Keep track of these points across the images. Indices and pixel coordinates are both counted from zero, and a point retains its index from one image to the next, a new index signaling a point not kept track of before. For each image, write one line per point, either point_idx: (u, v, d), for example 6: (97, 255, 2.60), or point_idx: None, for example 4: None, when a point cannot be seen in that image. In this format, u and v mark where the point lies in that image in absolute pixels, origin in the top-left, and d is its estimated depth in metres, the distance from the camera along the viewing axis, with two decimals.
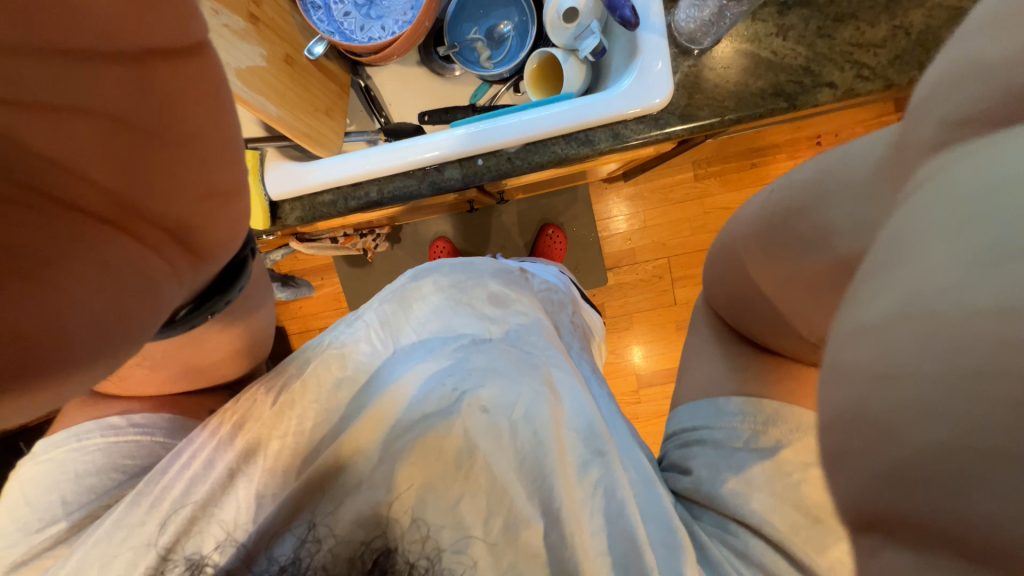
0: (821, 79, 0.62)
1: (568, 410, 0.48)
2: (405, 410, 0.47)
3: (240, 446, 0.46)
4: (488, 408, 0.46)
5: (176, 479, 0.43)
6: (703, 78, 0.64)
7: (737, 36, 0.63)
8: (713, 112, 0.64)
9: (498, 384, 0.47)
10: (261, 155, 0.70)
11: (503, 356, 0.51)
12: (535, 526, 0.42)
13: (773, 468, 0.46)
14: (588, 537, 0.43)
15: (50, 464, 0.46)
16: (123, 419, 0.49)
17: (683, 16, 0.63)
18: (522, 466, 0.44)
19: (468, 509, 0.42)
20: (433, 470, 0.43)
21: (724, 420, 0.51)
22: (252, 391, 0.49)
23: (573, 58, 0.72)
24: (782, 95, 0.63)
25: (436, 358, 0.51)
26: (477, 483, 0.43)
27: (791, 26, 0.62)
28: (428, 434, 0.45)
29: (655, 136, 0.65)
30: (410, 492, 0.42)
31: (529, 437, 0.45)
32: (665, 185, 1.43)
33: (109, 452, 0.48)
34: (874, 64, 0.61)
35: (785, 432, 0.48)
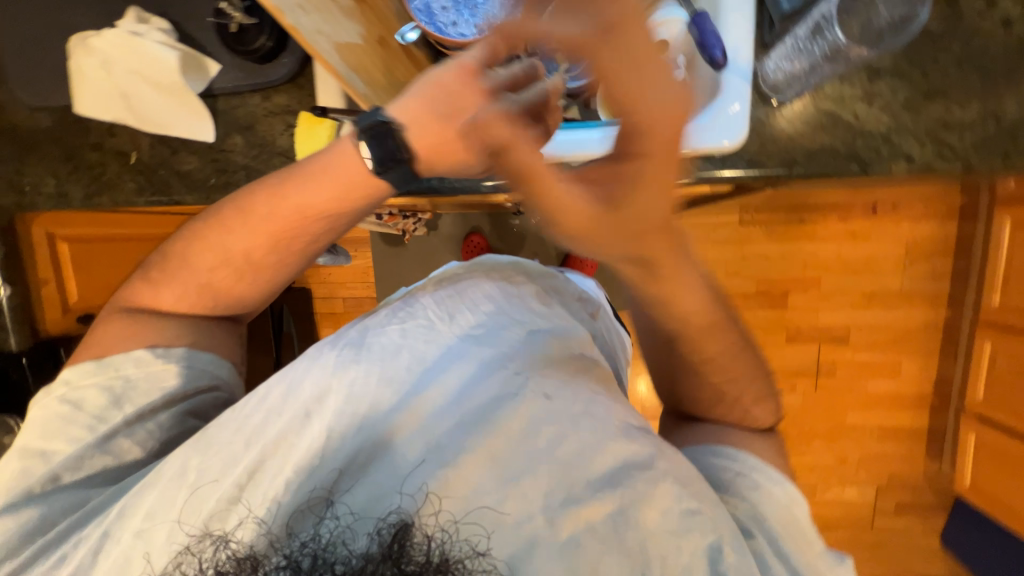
0: (899, 150, 0.62)
1: (620, 411, 0.49)
2: (467, 383, 0.47)
3: (296, 399, 0.47)
4: (551, 395, 0.47)
5: (258, 409, 0.47)
6: (778, 128, 0.64)
7: (823, 93, 0.62)
8: (781, 164, 0.64)
9: (559, 376, 0.48)
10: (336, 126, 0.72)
11: (556, 348, 0.53)
12: (596, 504, 0.42)
13: (768, 498, 0.52)
14: (655, 523, 0.42)
15: (92, 388, 0.53)
16: (153, 351, 0.56)
17: (772, 65, 0.63)
18: (582, 453, 0.44)
19: (529, 485, 0.42)
20: (499, 445, 0.44)
21: (715, 460, 0.56)
22: (310, 352, 0.52)
23: None
24: (855, 159, 0.63)
25: (498, 341, 0.51)
26: (539, 463, 0.43)
27: (879, 93, 0.62)
28: (493, 411, 0.46)
29: (719, 176, 0.66)
30: (477, 463, 0.43)
31: (590, 430, 0.45)
32: (706, 227, 1.50)
33: (148, 379, 0.55)
34: (957, 146, 0.60)
35: (765, 474, 0.54)
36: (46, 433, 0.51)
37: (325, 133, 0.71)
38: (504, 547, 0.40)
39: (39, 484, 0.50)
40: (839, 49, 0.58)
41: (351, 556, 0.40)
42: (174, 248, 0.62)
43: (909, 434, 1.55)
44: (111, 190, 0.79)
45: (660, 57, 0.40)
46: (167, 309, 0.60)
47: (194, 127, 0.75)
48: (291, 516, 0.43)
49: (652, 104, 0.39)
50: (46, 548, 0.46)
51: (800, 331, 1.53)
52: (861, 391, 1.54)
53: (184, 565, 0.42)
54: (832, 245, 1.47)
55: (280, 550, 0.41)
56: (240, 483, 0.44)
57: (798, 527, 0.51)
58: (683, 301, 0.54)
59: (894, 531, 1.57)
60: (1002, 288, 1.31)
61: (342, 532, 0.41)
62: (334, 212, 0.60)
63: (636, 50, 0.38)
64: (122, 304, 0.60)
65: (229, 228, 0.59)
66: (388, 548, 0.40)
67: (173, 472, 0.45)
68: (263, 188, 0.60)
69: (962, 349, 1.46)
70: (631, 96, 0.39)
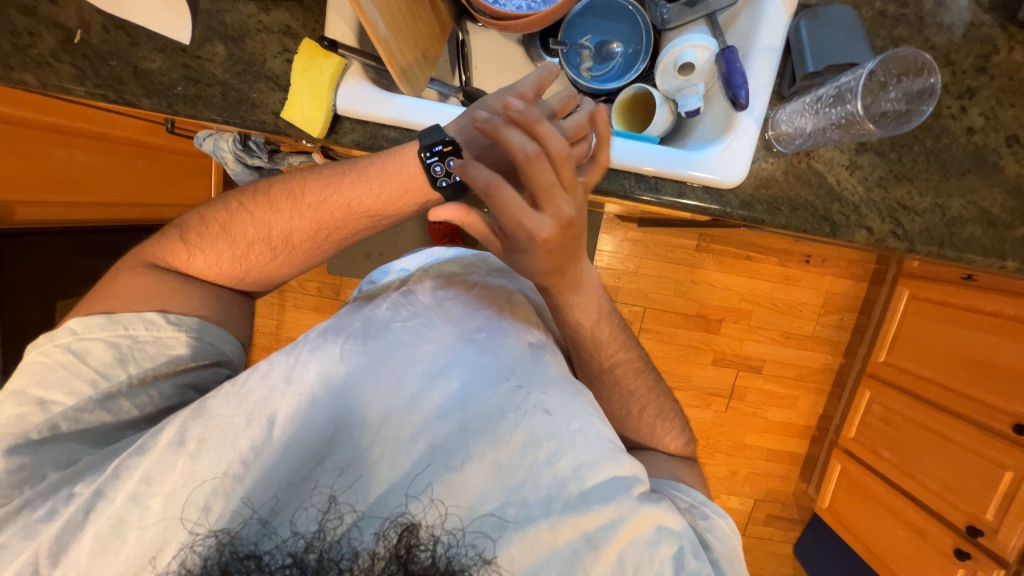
0: (864, 221, 0.68)
1: (609, 429, 0.55)
2: (470, 393, 0.53)
3: (301, 383, 0.52)
4: (550, 410, 0.53)
5: (259, 385, 0.51)
6: (772, 176, 0.68)
7: (819, 156, 0.68)
8: (767, 211, 0.68)
9: (556, 393, 0.54)
10: (344, 66, 0.66)
11: (553, 366, 0.58)
12: (590, 515, 0.49)
13: (724, 527, 0.57)
14: (631, 536, 0.49)
15: (100, 343, 0.55)
16: (160, 316, 0.58)
17: (783, 117, 0.68)
18: (576, 469, 0.50)
19: (529, 492, 0.49)
20: (502, 454, 0.50)
21: (671, 487, 0.61)
22: (311, 338, 0.55)
23: (668, 106, 0.75)
24: (828, 222, 0.68)
25: (501, 354, 0.57)
26: (539, 474, 0.50)
27: (861, 166, 0.68)
28: (497, 421, 0.51)
29: (713, 209, 0.68)
30: (481, 470, 0.49)
31: (586, 446, 0.52)
32: (667, 245, 1.58)
33: (156, 344, 0.57)
34: (908, 227, 0.68)
35: (713, 509, 0.58)
36: (47, 381, 0.52)
37: (329, 70, 0.65)
38: (508, 554, 0.47)
39: (37, 431, 0.51)
40: (853, 119, 0.64)
41: (360, 550, 0.45)
42: (214, 214, 0.63)
43: (791, 458, 1.77)
44: (39, 67, 0.65)
45: (551, 193, 0.48)
46: (199, 273, 0.63)
47: (168, 21, 0.65)
48: (304, 510, 0.47)
49: (522, 220, 0.48)
50: (33, 500, 0.48)
51: (725, 355, 1.68)
52: (763, 416, 1.73)
53: (188, 559, 0.45)
54: (768, 285, 1.63)
55: (291, 539, 0.46)
56: (246, 460, 0.48)
57: (739, 555, 0.57)
58: (575, 314, 0.63)
59: (761, 538, 1.80)
60: (889, 347, 1.53)
61: (350, 528, 0.47)
62: (381, 215, 0.62)
63: (543, 181, 0.47)
64: (158, 260, 0.62)
65: (265, 210, 0.62)
66: (395, 549, 0.45)
67: (170, 438, 0.48)
68: (316, 180, 0.62)
69: (846, 393, 1.69)
70: (507, 216, 0.48)
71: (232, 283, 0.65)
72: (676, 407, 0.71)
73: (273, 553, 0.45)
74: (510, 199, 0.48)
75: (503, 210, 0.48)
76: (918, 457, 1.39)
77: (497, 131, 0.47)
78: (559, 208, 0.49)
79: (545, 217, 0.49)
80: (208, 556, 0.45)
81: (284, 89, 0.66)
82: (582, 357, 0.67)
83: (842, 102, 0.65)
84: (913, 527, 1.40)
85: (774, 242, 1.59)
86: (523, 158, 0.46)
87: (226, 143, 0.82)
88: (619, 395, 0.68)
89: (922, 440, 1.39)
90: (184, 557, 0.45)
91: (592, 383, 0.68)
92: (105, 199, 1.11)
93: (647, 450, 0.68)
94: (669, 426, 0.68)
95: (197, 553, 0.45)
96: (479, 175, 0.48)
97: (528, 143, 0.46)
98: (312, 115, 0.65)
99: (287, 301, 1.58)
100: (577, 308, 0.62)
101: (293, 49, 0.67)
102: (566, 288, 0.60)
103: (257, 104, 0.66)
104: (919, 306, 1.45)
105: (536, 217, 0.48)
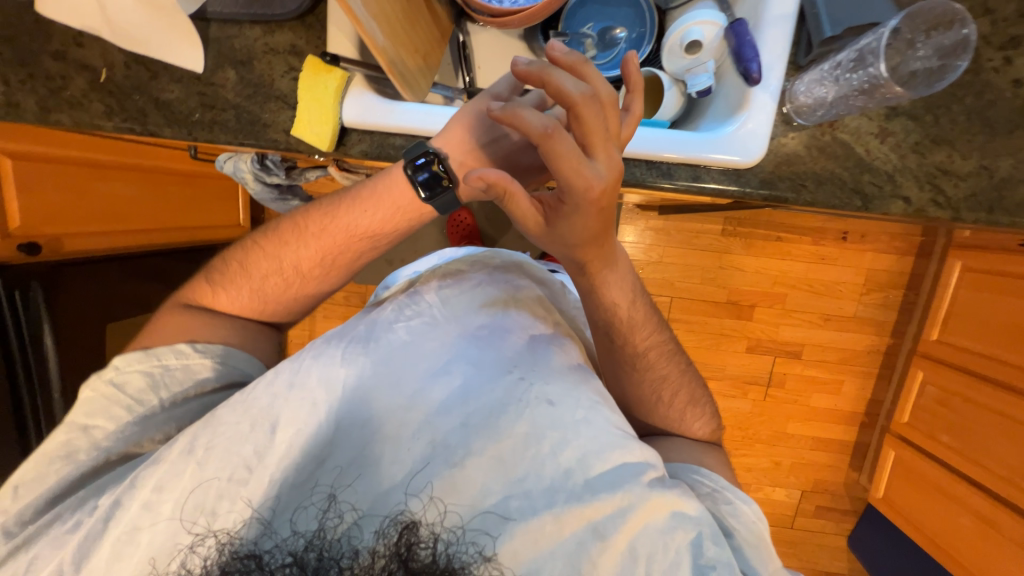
0: (899, 191, 0.63)
1: (618, 416, 0.54)
2: (470, 389, 0.53)
3: (304, 387, 0.53)
4: (553, 401, 0.52)
5: (264, 392, 0.52)
6: (793, 151, 0.65)
7: (843, 126, 0.64)
8: (791, 188, 0.65)
9: (561, 384, 0.54)
10: (348, 79, 0.67)
11: (558, 358, 0.57)
12: (596, 505, 0.48)
13: (754, 515, 0.56)
14: (640, 523, 0.48)
15: (136, 374, 0.58)
16: (189, 346, 0.61)
17: (801, 88, 0.64)
18: (580, 459, 0.50)
19: (532, 485, 0.49)
20: (505, 447, 0.50)
21: (690, 474, 0.59)
22: (314, 346, 0.57)
23: (677, 88, 0.72)
24: (859, 194, 0.64)
25: (502, 349, 0.56)
26: (543, 465, 0.49)
27: (892, 132, 0.64)
28: (498, 415, 0.51)
29: (731, 191, 0.65)
30: (482, 465, 0.49)
31: (591, 435, 0.51)
32: (691, 232, 1.54)
33: (186, 370, 0.60)
34: (951, 194, 0.63)
35: (738, 495, 0.56)
36: (90, 410, 0.55)
37: (333, 84, 0.66)
38: (509, 549, 0.47)
39: (82, 453, 0.54)
40: (877, 83, 0.59)
41: (360, 549, 0.47)
42: (231, 255, 0.67)
43: (838, 446, 1.68)
44: (71, 107, 0.69)
45: (604, 139, 0.47)
46: (222, 308, 0.66)
47: (180, 52, 0.68)
48: (305, 510, 0.48)
49: (580, 171, 0.47)
50: (62, 514, 0.50)
51: (760, 342, 1.61)
52: (806, 403, 1.65)
53: (189, 558, 0.47)
54: (803, 265, 1.55)
55: (291, 538, 0.47)
56: (250, 465, 0.49)
57: (767, 542, 0.55)
58: (610, 294, 0.61)
59: (811, 530, 1.72)
60: (942, 324, 1.43)
61: (351, 526, 0.48)
62: (382, 235, 0.64)
63: (593, 126, 0.47)
64: (186, 300, 0.66)
65: (272, 247, 0.65)
66: (395, 548, 0.47)
67: (181, 447, 0.50)
68: (317, 210, 0.65)
69: (896, 375, 1.59)
70: (562, 164, 0.46)
71: (255, 316, 0.68)
72: (705, 399, 0.68)
73: (272, 553, 0.47)
74: (566, 145, 0.46)
75: (559, 157, 0.46)
76: (977, 438, 1.30)
77: (547, 73, 0.46)
78: (610, 156, 0.48)
79: (599, 166, 0.48)
80: (209, 556, 0.47)
81: (293, 106, 0.68)
82: (604, 351, 0.65)
83: (863, 66, 0.60)
84: (979, 515, 1.30)
85: (806, 220, 1.51)
86: (573, 102, 0.46)
87: (245, 163, 0.86)
88: (644, 391, 0.66)
89: (982, 421, 1.29)
90: (184, 558, 0.47)
91: (619, 373, 0.66)
92: (144, 227, 1.18)
93: (672, 441, 0.66)
94: (698, 416, 0.66)
95: (200, 553, 0.47)
96: (532, 120, 0.46)
97: (580, 84, 0.46)
98: (320, 130, 0.66)
99: (317, 312, 1.64)
100: (614, 287, 0.61)
101: (299, 67, 0.68)
102: (602, 266, 0.58)
103: (268, 123, 0.68)
104: (973, 278, 1.34)
105: (592, 166, 0.47)
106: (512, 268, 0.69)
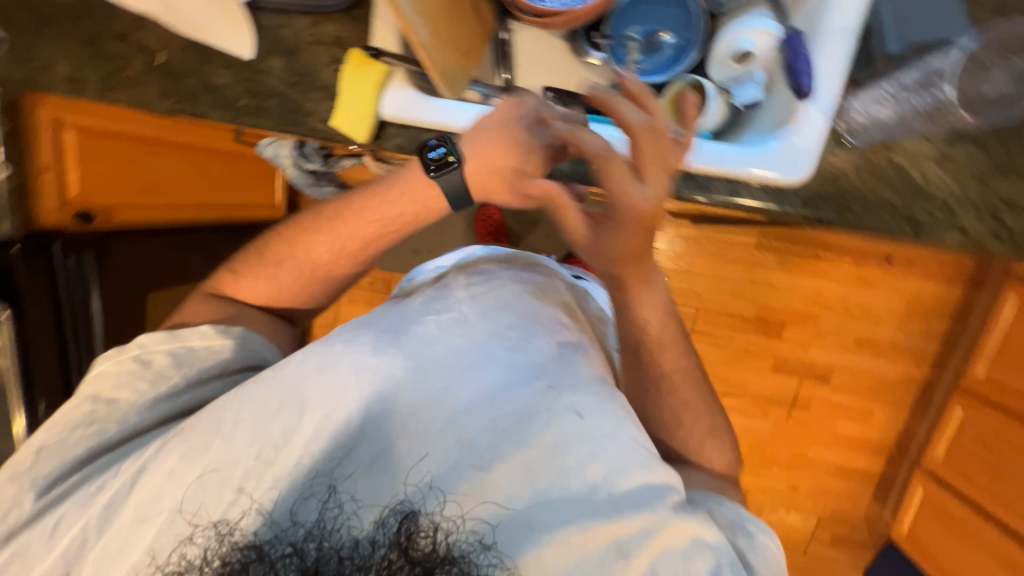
0: (956, 221, 0.59)
1: (643, 435, 0.54)
2: (497, 392, 0.53)
3: (335, 374, 0.53)
4: (580, 413, 0.52)
5: (295, 373, 0.53)
6: (842, 172, 0.61)
7: (899, 148, 0.60)
8: (835, 210, 0.61)
9: (590, 397, 0.53)
10: (388, 72, 0.68)
11: (585, 367, 0.57)
12: (621, 522, 0.49)
13: (768, 542, 0.55)
14: (661, 542, 0.49)
15: (162, 352, 0.60)
16: (212, 328, 0.63)
17: (858, 105, 0.61)
18: (606, 476, 0.50)
19: (556, 495, 0.49)
20: (531, 456, 0.50)
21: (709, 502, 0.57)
22: (342, 333, 0.57)
23: (722, 97, 0.68)
24: (910, 222, 0.60)
25: (530, 353, 0.56)
26: (567, 478, 0.50)
27: (953, 158, 0.59)
28: (526, 422, 0.52)
29: (770, 208, 0.63)
30: (508, 471, 0.50)
31: (619, 453, 0.51)
32: (724, 243, 1.49)
33: (207, 350, 0.62)
34: (1013, 228, 0.59)
35: (754, 525, 0.55)
36: (118, 384, 0.59)
37: (373, 77, 0.67)
38: (530, 556, 0.48)
39: (112, 425, 0.58)
40: (940, 108, 0.59)
41: (361, 539, 0.49)
42: (257, 242, 0.70)
43: (862, 476, 1.61)
44: (129, 87, 0.73)
45: (654, 167, 0.50)
46: (245, 297, 0.68)
47: (233, 39, 0.70)
48: (307, 501, 0.50)
49: (626, 192, 0.50)
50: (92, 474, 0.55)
51: (787, 362, 1.55)
52: (831, 429, 1.58)
53: (188, 550, 0.49)
54: (841, 286, 1.48)
55: (291, 529, 0.49)
56: (277, 446, 0.51)
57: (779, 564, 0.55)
58: (644, 311, 0.61)
59: (824, 560, 1.66)
60: (990, 359, 1.33)
61: (350, 516, 0.49)
62: (396, 227, 0.65)
63: (645, 152, 0.50)
64: (209, 289, 0.68)
65: (293, 234, 0.67)
66: (395, 538, 0.49)
67: (210, 420, 0.52)
68: (339, 200, 0.66)
69: (933, 409, 1.51)
70: (612, 182, 0.50)
71: (274, 305, 0.69)
72: (724, 420, 0.67)
73: (272, 544, 0.49)
74: (617, 165, 0.50)
75: (608, 176, 0.50)
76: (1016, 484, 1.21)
77: (613, 101, 0.50)
78: (660, 183, 0.51)
79: (647, 189, 0.50)
80: (207, 548, 0.49)
81: (332, 96, 0.69)
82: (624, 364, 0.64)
83: (927, 90, 0.60)
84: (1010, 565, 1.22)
85: (847, 240, 1.44)
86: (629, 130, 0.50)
87: (284, 149, 0.88)
88: (662, 408, 0.64)
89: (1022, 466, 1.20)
90: (184, 549, 0.49)
91: (635, 389, 0.65)
92: (186, 203, 1.23)
93: (685, 459, 0.65)
94: (715, 437, 0.65)
95: (197, 545, 0.49)
96: (591, 142, 0.51)
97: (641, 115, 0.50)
98: (358, 122, 0.67)
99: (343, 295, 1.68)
100: (645, 305, 0.61)
101: (341, 58, 0.69)
102: (638, 283, 0.59)
103: (309, 112, 0.70)
104: None
105: (639, 188, 0.50)
106: (537, 268, 0.69)
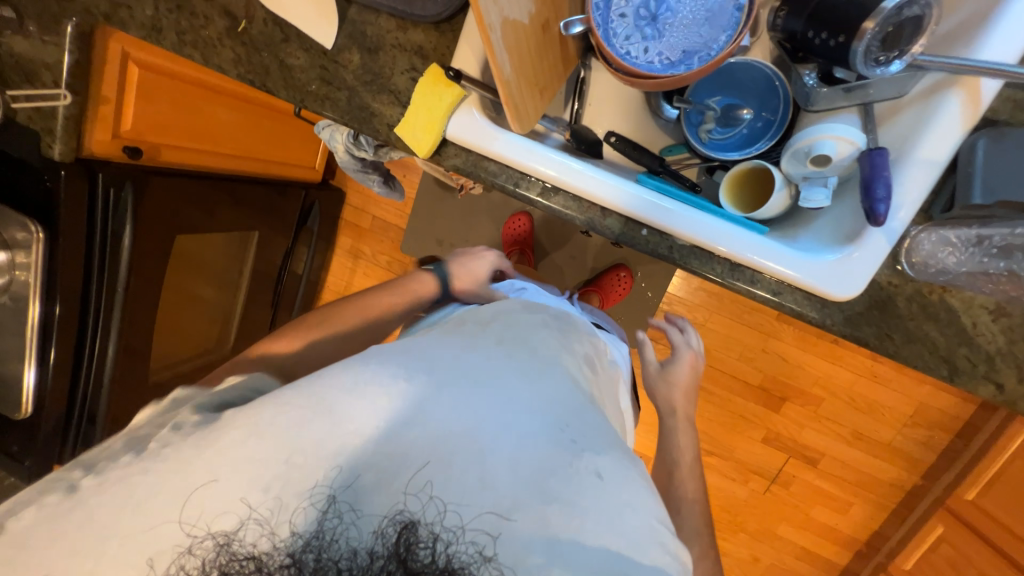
0: (994, 375, 0.59)
1: (655, 501, 0.55)
2: (525, 434, 0.52)
3: (366, 386, 0.52)
4: (602, 473, 0.52)
5: (328, 378, 0.53)
6: (892, 300, 0.61)
7: (955, 292, 0.59)
8: (875, 334, 0.61)
9: (611, 457, 0.54)
10: (462, 94, 0.67)
11: (606, 428, 0.58)
12: None
13: None
14: None
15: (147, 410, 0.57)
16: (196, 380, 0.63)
17: (928, 244, 0.60)
18: (621, 545, 0.48)
19: (574, 552, 0.47)
20: (553, 505, 0.48)
21: None
22: (377, 349, 0.58)
23: (787, 190, 0.67)
24: (948, 365, 0.60)
25: (558, 402, 0.56)
26: (584, 534, 0.48)
27: (1008, 313, 0.59)
28: (551, 470, 0.50)
29: (809, 316, 0.63)
30: (529, 517, 0.47)
31: (634, 521, 0.50)
32: (745, 305, 1.47)
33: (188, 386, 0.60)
34: None
35: None
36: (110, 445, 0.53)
37: (448, 99, 0.66)
38: None
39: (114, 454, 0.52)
40: (1015, 277, 0.58)
41: (359, 550, 0.46)
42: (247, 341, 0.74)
43: (825, 564, 1.61)
44: (206, 47, 0.73)
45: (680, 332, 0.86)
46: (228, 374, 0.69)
47: (317, 25, 0.70)
48: (304, 511, 0.47)
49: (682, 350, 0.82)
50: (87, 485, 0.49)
51: (780, 437, 1.54)
52: (806, 512, 1.58)
53: (186, 561, 0.46)
54: (852, 376, 1.46)
55: (291, 538, 0.47)
56: (292, 454, 0.49)
57: None
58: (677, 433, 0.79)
59: None
60: (982, 487, 1.29)
61: (351, 530, 0.47)
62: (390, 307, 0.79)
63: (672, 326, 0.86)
64: None
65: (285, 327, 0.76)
66: (395, 548, 0.46)
67: (234, 414, 0.51)
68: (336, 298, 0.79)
69: (913, 518, 1.49)
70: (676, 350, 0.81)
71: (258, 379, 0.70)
72: None
73: (270, 554, 0.46)
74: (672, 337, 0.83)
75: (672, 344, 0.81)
76: None
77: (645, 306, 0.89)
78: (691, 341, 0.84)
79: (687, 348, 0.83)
80: (207, 558, 0.46)
81: (403, 105, 0.69)
82: None
83: (1004, 258, 0.58)
84: None
85: None
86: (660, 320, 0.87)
87: (340, 135, 0.88)
88: None
89: None
90: (182, 560, 0.46)
91: None
92: (230, 152, 1.24)
93: None
94: None
95: (196, 555, 0.46)
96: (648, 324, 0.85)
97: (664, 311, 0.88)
98: (423, 137, 0.68)
99: None
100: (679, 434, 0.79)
101: (419, 68, 0.69)
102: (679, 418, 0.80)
103: (375, 113, 0.70)
104: None
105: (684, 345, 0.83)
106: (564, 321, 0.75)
